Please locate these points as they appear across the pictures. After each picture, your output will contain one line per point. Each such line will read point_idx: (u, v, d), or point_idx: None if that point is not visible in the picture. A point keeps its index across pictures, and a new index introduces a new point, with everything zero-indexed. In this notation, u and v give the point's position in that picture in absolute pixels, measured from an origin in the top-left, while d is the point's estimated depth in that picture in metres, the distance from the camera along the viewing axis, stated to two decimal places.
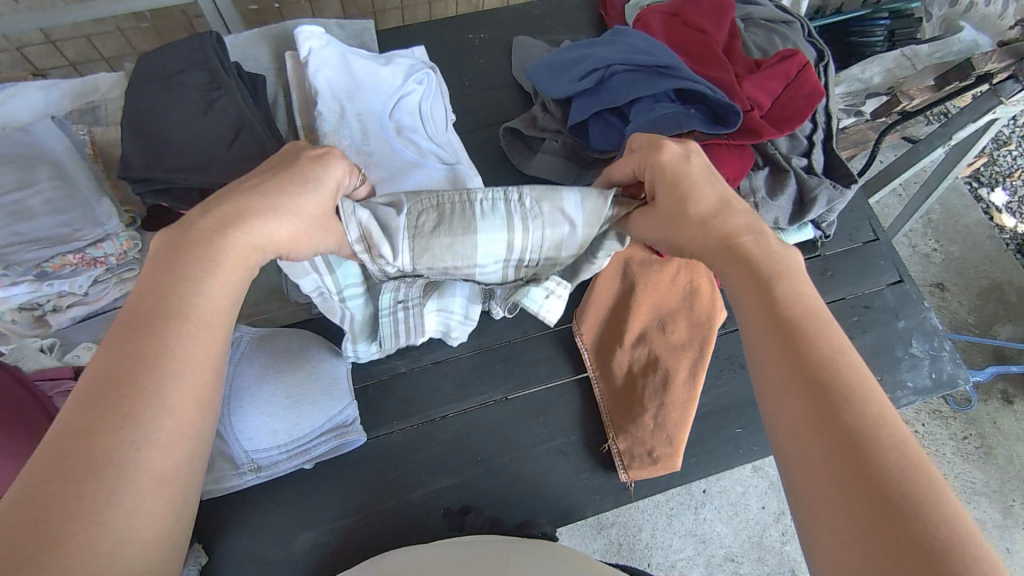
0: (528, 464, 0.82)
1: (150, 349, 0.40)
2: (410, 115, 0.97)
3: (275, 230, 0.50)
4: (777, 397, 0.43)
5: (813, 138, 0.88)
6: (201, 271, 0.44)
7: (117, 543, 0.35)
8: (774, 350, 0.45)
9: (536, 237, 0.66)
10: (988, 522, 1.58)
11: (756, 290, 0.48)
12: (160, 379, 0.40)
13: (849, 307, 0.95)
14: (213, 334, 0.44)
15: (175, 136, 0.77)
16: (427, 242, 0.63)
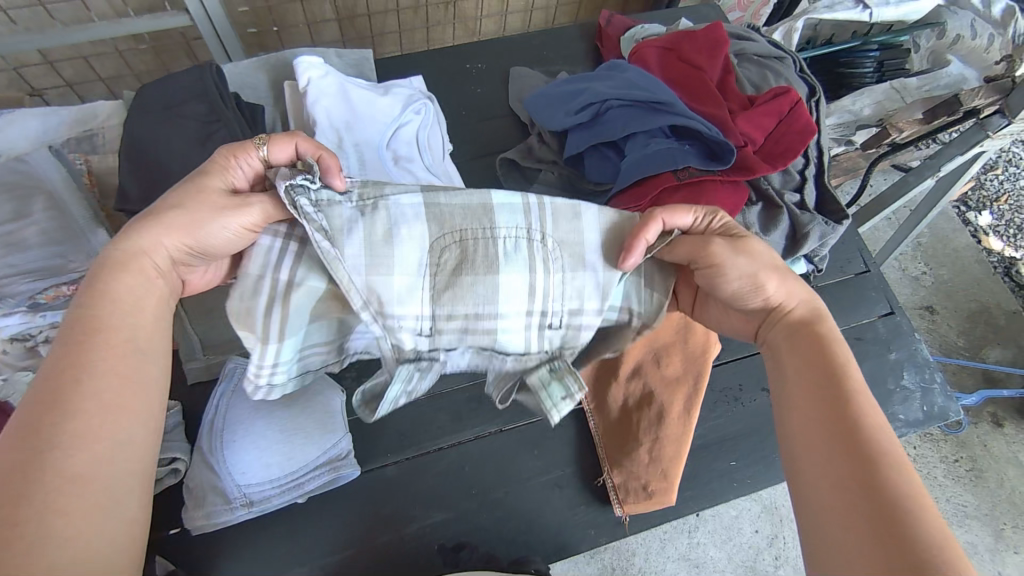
0: (523, 498, 0.82)
1: (72, 369, 0.51)
2: (408, 146, 0.98)
3: (154, 237, 0.58)
4: (811, 443, 0.54)
5: (805, 173, 0.89)
6: (102, 289, 0.56)
7: (54, 530, 0.46)
8: (813, 416, 0.55)
9: (557, 285, 0.63)
10: (980, 545, 1.58)
11: (801, 355, 0.58)
12: (80, 394, 0.51)
13: (842, 339, 0.96)
14: (119, 346, 0.54)
15: (173, 169, 0.77)
16: (455, 280, 0.61)
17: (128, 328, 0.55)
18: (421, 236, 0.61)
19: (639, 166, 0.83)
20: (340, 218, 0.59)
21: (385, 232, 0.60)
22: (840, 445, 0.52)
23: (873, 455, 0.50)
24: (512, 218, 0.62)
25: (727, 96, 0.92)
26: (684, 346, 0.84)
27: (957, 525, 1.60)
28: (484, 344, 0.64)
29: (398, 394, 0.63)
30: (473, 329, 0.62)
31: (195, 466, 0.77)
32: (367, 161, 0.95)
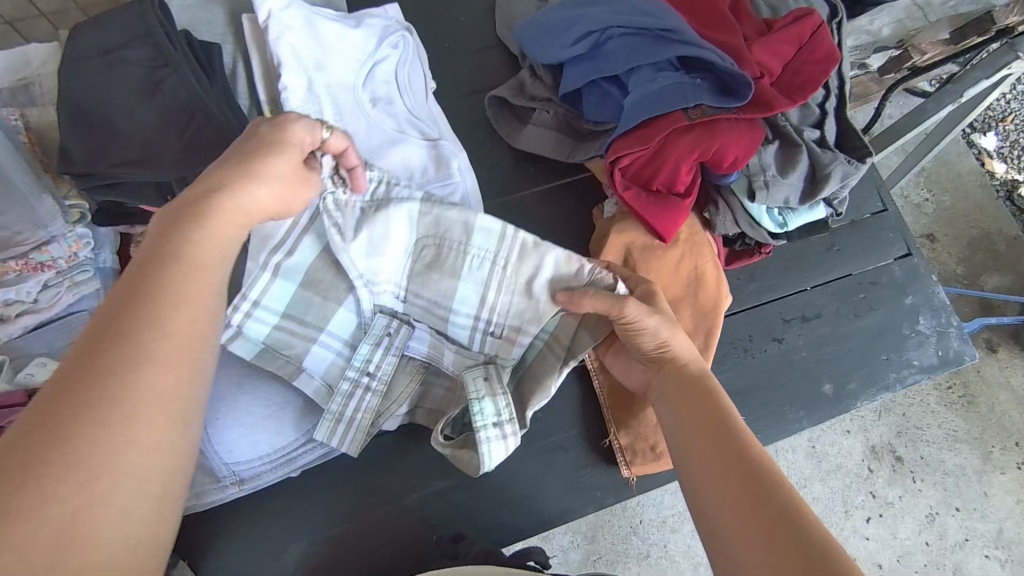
0: (526, 462, 0.79)
1: (151, 300, 0.47)
2: (385, 86, 0.89)
3: (258, 197, 0.55)
4: (694, 462, 0.56)
5: (825, 107, 0.81)
6: (189, 223, 0.51)
7: (119, 469, 0.42)
8: (697, 445, 0.56)
9: (499, 300, 0.74)
10: (967, 468, 1.61)
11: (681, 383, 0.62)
12: (155, 326, 0.46)
13: (856, 284, 0.91)
14: (202, 279, 0.50)
15: (121, 125, 0.68)
16: (426, 278, 0.75)
17: (213, 273, 0.51)
18: (405, 242, 0.74)
19: (645, 104, 0.75)
20: (352, 220, 0.72)
21: (385, 231, 0.72)
22: (730, 470, 0.52)
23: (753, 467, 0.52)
24: (485, 240, 0.72)
25: (741, 21, 0.83)
26: (693, 302, 0.78)
27: (947, 450, 1.61)
28: (439, 327, 0.76)
29: (357, 375, 0.75)
30: (431, 313, 0.76)
31: None
32: (340, 105, 0.85)
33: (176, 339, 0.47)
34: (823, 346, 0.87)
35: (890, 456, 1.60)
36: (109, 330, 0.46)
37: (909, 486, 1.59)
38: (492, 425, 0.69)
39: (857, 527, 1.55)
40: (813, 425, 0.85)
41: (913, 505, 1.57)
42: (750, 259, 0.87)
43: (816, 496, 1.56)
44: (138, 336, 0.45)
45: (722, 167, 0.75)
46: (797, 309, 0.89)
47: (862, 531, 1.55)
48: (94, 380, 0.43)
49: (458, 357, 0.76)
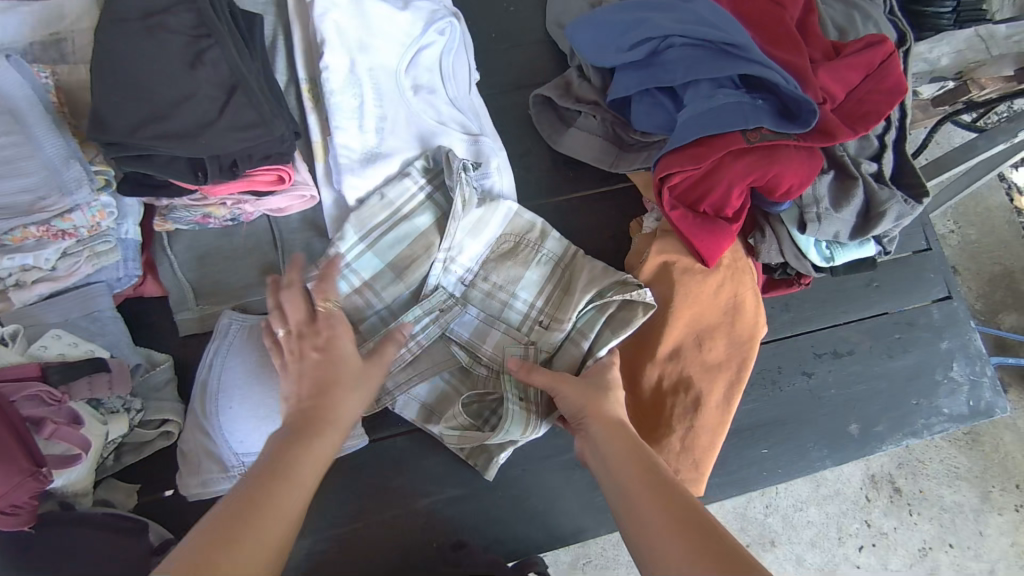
0: (541, 477, 0.78)
1: (267, 465, 0.51)
2: (429, 74, 0.86)
3: (347, 407, 0.57)
4: (636, 507, 0.55)
5: (885, 140, 0.78)
6: (297, 438, 0.54)
7: None
8: (630, 481, 0.57)
9: (554, 291, 0.78)
10: (965, 505, 1.48)
11: (618, 434, 0.61)
12: (270, 490, 0.49)
13: (892, 323, 0.88)
14: (294, 483, 0.51)
15: (157, 94, 0.65)
16: (500, 262, 0.79)
17: (297, 492, 0.51)
18: (492, 235, 0.80)
19: (702, 120, 0.72)
20: (467, 194, 0.77)
21: (488, 220, 0.79)
22: (672, 518, 0.52)
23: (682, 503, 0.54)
24: (558, 245, 0.80)
25: (807, 41, 0.79)
26: (730, 329, 0.76)
27: (947, 486, 1.48)
28: (495, 312, 0.78)
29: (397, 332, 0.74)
30: (494, 297, 0.79)
31: (188, 429, 0.71)
32: (381, 90, 0.82)
33: (277, 514, 0.48)
34: (853, 385, 0.85)
35: (889, 485, 1.47)
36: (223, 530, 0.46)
37: (905, 517, 1.45)
38: (517, 401, 0.71)
39: (848, 555, 1.41)
40: (835, 464, 0.83)
41: (906, 540, 1.44)
42: (788, 289, 0.84)
43: (810, 520, 1.41)
44: (258, 521, 0.47)
45: (775, 195, 0.72)
46: (830, 344, 0.86)
47: (853, 559, 1.40)
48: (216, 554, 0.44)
49: (503, 337, 0.76)
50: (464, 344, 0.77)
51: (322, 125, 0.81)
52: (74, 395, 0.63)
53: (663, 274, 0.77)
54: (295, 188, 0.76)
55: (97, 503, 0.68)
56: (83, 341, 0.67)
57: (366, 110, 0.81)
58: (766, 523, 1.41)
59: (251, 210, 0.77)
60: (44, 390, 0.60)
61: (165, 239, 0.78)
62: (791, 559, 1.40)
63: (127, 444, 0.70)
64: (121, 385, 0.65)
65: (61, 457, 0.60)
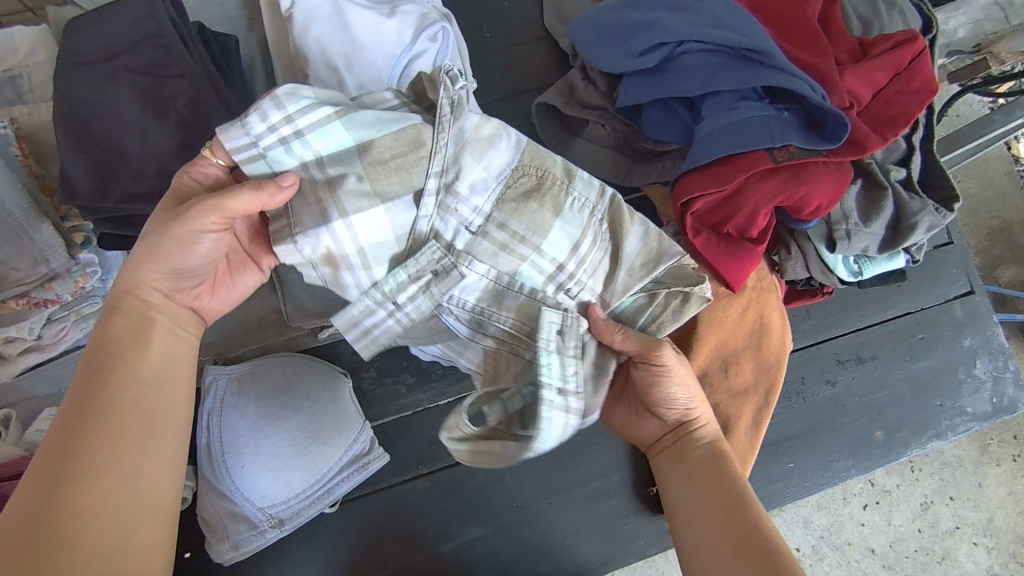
0: (566, 509, 0.76)
1: (98, 356, 0.51)
2: (421, 87, 0.79)
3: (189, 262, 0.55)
4: (700, 515, 0.58)
5: (913, 142, 0.74)
6: (116, 316, 0.53)
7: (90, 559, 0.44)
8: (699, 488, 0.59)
9: (595, 252, 0.58)
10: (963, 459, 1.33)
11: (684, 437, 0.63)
12: (110, 384, 0.50)
13: (915, 323, 0.86)
14: (132, 368, 0.51)
15: (132, 150, 0.59)
16: (518, 208, 0.56)
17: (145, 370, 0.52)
18: (504, 164, 0.57)
19: (725, 138, 0.67)
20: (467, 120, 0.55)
21: (491, 156, 0.56)
22: (731, 523, 0.55)
23: (754, 522, 0.55)
24: (589, 185, 0.58)
25: (832, 38, 0.74)
26: (757, 351, 0.73)
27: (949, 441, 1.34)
28: (512, 270, 0.58)
29: (380, 298, 0.58)
30: (507, 253, 0.57)
31: (203, 496, 0.68)
32: None
33: (123, 395, 0.50)
34: (876, 390, 0.84)
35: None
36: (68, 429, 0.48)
37: (908, 476, 1.30)
38: (556, 392, 0.55)
39: (852, 513, 1.27)
40: (860, 473, 0.82)
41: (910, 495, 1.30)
42: (811, 299, 0.80)
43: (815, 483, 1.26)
44: (94, 427, 0.48)
45: (802, 213, 0.68)
46: (853, 350, 0.84)
47: (857, 518, 1.26)
48: (63, 454, 0.46)
49: (527, 302, 0.59)
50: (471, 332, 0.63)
51: None
52: None
53: None
54: None
55: None
56: None
57: None
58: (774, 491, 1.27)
59: None
60: None
61: None
62: (797, 523, 1.26)
63: None
64: None
65: None
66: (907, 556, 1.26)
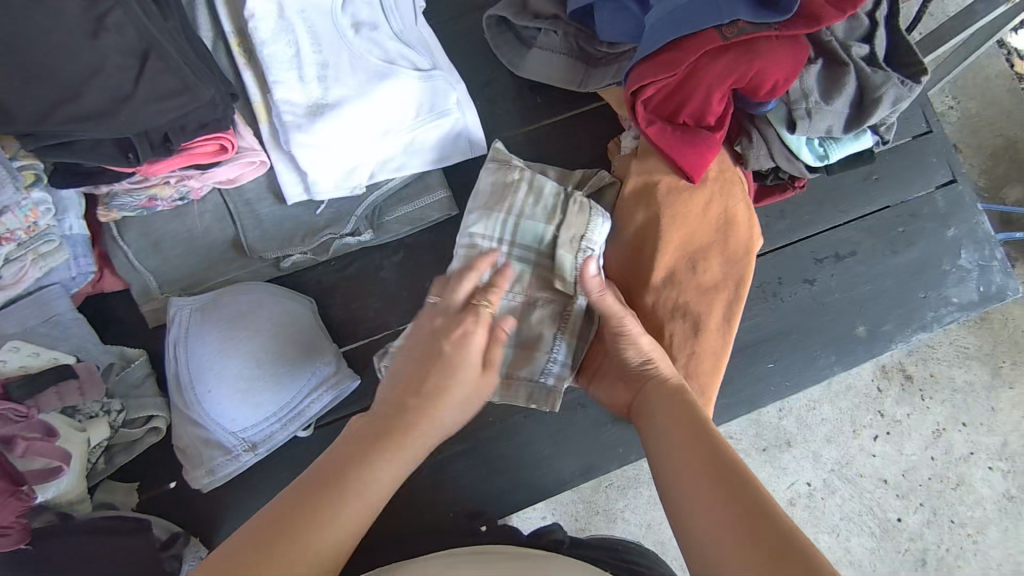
0: (544, 422, 0.76)
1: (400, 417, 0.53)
2: (368, 8, 0.77)
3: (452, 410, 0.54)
4: (678, 462, 0.52)
5: (877, 17, 0.70)
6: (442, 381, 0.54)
7: None
8: (676, 436, 0.54)
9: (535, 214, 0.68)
10: (973, 385, 1.19)
11: (670, 396, 0.59)
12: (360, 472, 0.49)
13: (895, 216, 0.83)
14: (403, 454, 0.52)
15: (63, 71, 0.57)
16: (487, 213, 0.68)
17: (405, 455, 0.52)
18: (441, 160, 0.76)
19: (671, 21, 0.65)
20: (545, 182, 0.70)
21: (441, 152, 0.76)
22: (706, 466, 0.50)
23: (729, 462, 0.50)
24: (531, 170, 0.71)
25: None
26: (723, 246, 0.71)
27: (957, 364, 1.19)
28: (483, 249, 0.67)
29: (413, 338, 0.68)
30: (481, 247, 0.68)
31: (177, 424, 0.69)
32: (318, 33, 0.75)
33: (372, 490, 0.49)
34: (857, 286, 0.81)
35: (899, 372, 1.19)
36: (343, 463, 0.50)
37: (918, 403, 1.18)
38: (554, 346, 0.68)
39: (861, 446, 1.16)
40: (844, 369, 0.81)
41: (920, 423, 1.17)
42: (783, 194, 0.78)
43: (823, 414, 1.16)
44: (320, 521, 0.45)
45: (760, 94, 0.66)
46: (831, 247, 0.82)
47: (867, 449, 1.16)
48: (329, 492, 0.47)
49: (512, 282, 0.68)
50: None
51: (260, 82, 0.74)
52: (42, 407, 0.63)
53: (647, 195, 0.71)
54: (240, 155, 0.70)
55: (98, 507, 0.68)
56: (43, 349, 0.65)
57: (303, 57, 0.73)
58: (781, 426, 1.16)
59: (198, 184, 0.71)
60: (9, 407, 0.60)
61: (114, 229, 0.74)
62: (807, 458, 1.16)
63: (116, 446, 0.69)
64: (92, 389, 0.65)
65: (41, 471, 0.60)
66: (920, 485, 1.16)
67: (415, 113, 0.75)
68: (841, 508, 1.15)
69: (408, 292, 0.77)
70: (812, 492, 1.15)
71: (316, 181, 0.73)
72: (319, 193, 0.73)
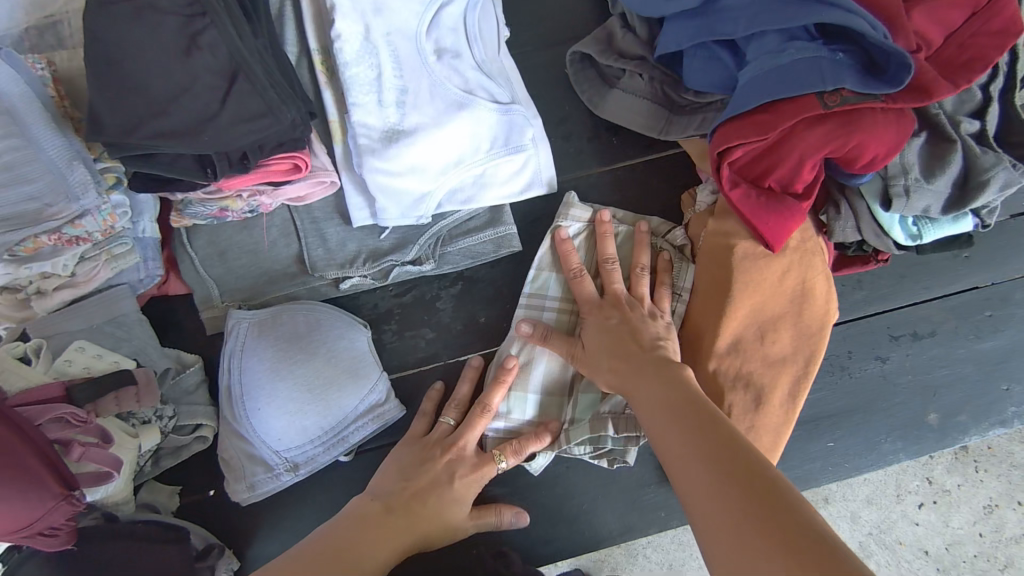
0: (587, 474, 0.74)
1: (402, 499, 0.63)
2: (453, 35, 0.76)
3: (452, 521, 0.64)
4: (679, 434, 0.54)
5: (992, 91, 0.65)
6: (442, 489, 0.64)
7: None
8: (666, 420, 0.56)
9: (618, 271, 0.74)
10: None
11: (650, 373, 0.60)
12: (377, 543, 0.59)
13: (983, 299, 0.78)
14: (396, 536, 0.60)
15: (156, 89, 0.58)
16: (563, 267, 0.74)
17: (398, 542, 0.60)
18: (512, 195, 0.75)
19: (770, 80, 0.61)
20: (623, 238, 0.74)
21: (510, 188, 0.74)
22: (701, 433, 0.53)
23: (715, 431, 0.53)
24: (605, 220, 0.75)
25: None
26: (796, 318, 0.68)
27: (1020, 440, 1.08)
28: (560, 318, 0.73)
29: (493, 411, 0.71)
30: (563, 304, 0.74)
31: (225, 436, 0.69)
32: (400, 57, 0.74)
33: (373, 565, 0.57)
34: (932, 369, 0.77)
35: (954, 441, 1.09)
36: (350, 540, 0.58)
37: (971, 475, 1.08)
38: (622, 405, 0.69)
39: (904, 512, 1.07)
40: (909, 457, 0.76)
41: (971, 496, 1.07)
42: (863, 266, 0.73)
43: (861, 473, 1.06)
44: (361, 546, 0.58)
45: (855, 166, 0.62)
46: (909, 325, 0.77)
47: (910, 517, 1.07)
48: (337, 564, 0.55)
49: None
50: (541, 391, 0.72)
51: (338, 101, 0.73)
52: (101, 411, 0.64)
53: (721, 257, 0.68)
54: (313, 175, 0.70)
55: (140, 507, 0.69)
56: (107, 351, 0.68)
57: (383, 80, 0.72)
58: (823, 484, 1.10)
59: (268, 201, 0.72)
60: (69, 411, 0.60)
61: (184, 235, 0.75)
62: (844, 518, 1.08)
63: (164, 450, 0.71)
64: (148, 397, 0.66)
65: (94, 474, 0.61)
66: (964, 561, 1.07)
67: (489, 145, 0.74)
68: None
69: (462, 324, 0.76)
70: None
71: (383, 208, 0.72)
72: (386, 220, 0.73)
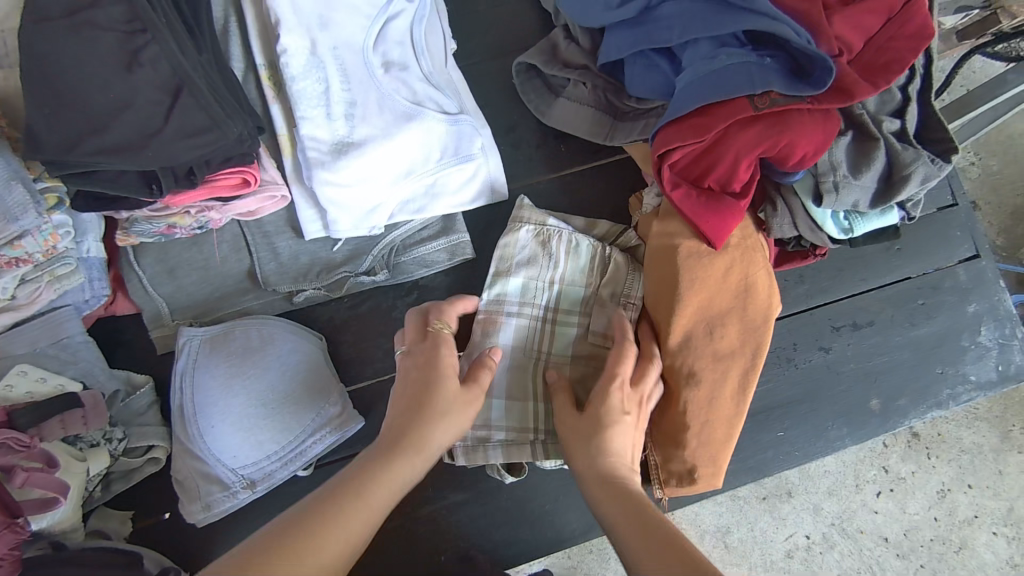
0: (548, 476, 0.75)
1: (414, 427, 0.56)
2: (400, 48, 0.78)
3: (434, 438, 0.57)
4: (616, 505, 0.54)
5: (910, 92, 0.69)
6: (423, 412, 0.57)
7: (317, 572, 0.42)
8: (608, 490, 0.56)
9: (575, 274, 0.76)
10: (984, 447, 1.14)
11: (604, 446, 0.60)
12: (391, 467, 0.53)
13: (915, 289, 0.82)
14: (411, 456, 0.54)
15: (97, 105, 0.58)
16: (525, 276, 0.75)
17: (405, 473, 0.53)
18: (465, 202, 0.76)
19: (704, 85, 0.64)
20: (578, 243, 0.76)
21: (462, 195, 0.76)
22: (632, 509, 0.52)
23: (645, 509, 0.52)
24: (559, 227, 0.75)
25: None
26: (743, 313, 0.71)
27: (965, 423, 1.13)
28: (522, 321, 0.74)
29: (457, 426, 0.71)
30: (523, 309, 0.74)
31: (178, 457, 0.68)
32: (348, 70, 0.74)
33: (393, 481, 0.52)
34: (872, 357, 0.80)
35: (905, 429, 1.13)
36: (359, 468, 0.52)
37: (924, 462, 1.13)
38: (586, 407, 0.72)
39: (864, 501, 1.11)
40: (855, 443, 0.79)
41: (925, 482, 1.12)
42: (802, 261, 0.77)
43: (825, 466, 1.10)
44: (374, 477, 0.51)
45: (787, 164, 0.65)
46: (848, 316, 0.81)
47: (869, 506, 1.10)
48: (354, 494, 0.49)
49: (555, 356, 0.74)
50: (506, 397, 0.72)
51: (287, 115, 0.74)
52: (46, 435, 0.63)
53: (669, 257, 0.70)
54: (263, 189, 0.70)
55: (90, 534, 0.67)
56: (50, 375, 0.66)
57: (330, 92, 0.73)
58: (785, 476, 1.12)
59: (218, 216, 0.71)
60: (10, 437, 0.59)
61: (130, 254, 0.73)
62: (808, 510, 1.11)
63: (114, 474, 0.69)
64: (95, 420, 0.64)
65: (38, 501, 0.60)
66: (922, 546, 1.10)
67: (439, 155, 0.75)
68: (840, 564, 1.09)
69: None
70: (812, 545, 1.10)
71: (335, 220, 0.72)
72: (339, 232, 0.73)
